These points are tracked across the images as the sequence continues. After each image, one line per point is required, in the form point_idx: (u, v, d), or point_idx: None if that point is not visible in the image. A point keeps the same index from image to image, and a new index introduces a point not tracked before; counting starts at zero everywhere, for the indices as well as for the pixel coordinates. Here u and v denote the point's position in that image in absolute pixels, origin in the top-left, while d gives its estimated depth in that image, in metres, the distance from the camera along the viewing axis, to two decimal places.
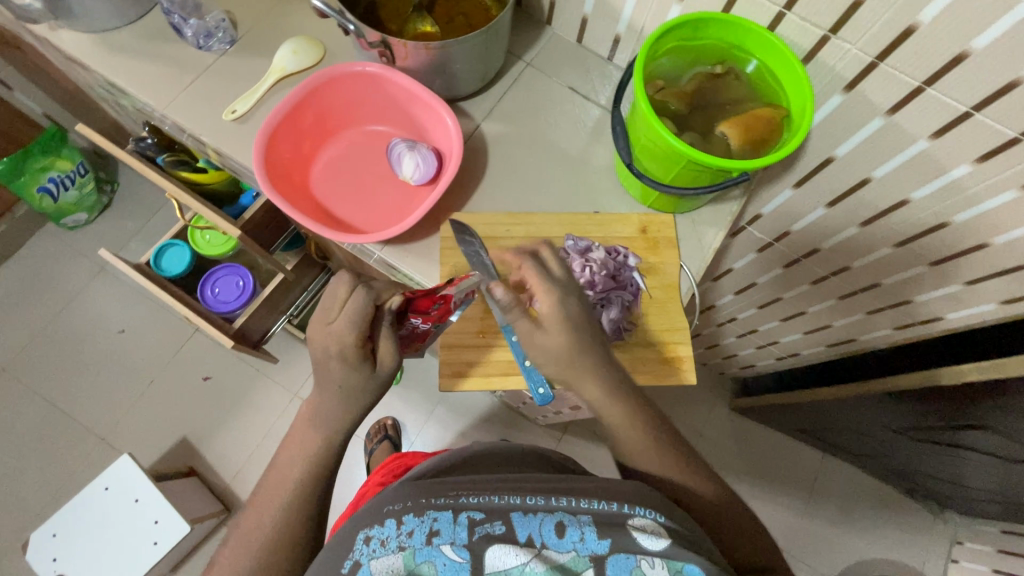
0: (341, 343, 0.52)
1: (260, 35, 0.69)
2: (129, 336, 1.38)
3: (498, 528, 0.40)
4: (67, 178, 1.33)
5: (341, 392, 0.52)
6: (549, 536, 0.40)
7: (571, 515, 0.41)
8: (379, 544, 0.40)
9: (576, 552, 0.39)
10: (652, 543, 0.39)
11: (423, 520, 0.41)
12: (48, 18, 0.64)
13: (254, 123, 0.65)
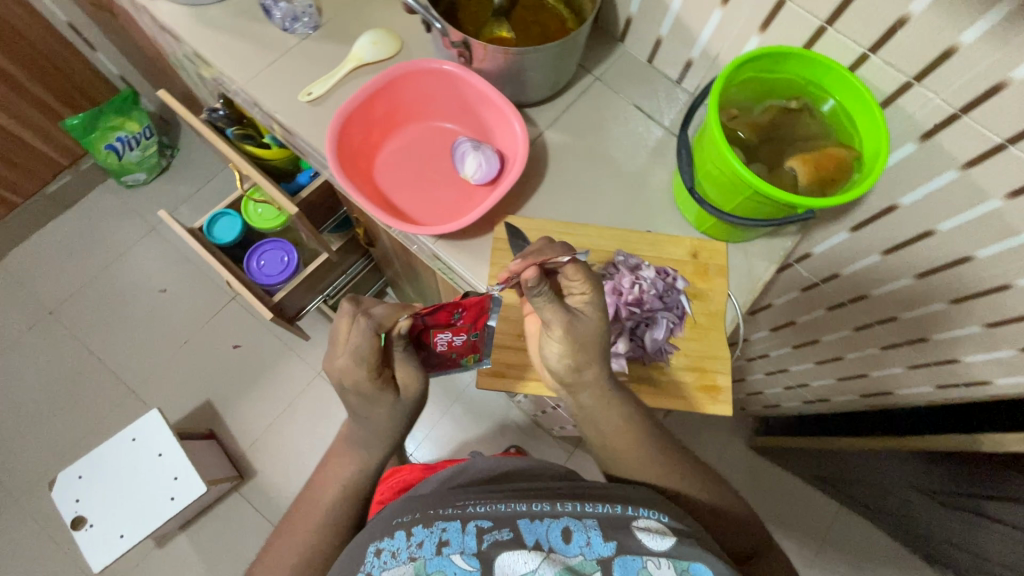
0: (350, 379, 0.54)
1: (341, 22, 0.71)
2: (170, 296, 1.43)
3: (505, 534, 0.44)
4: (134, 139, 1.38)
5: (381, 396, 0.55)
6: (556, 540, 0.43)
7: (575, 525, 0.45)
8: (391, 556, 0.44)
9: (583, 555, 0.42)
10: (658, 543, 0.43)
11: (433, 531, 0.45)
12: None
13: (327, 106, 0.67)
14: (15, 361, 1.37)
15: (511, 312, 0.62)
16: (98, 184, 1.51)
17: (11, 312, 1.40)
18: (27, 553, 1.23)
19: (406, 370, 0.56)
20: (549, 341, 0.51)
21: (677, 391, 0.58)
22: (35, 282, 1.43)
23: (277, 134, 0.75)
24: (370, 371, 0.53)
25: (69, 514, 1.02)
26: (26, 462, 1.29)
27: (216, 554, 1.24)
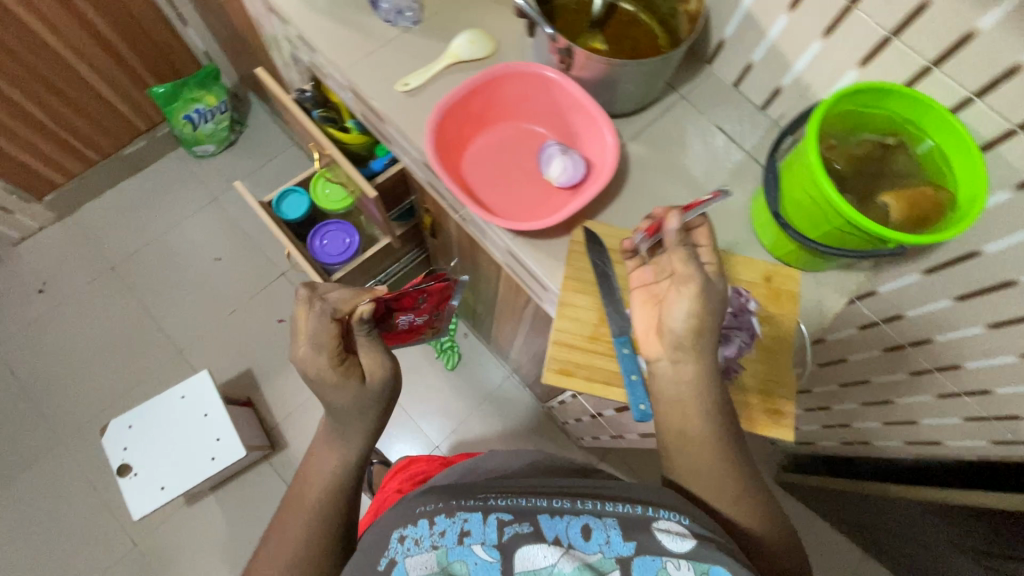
0: (315, 366, 0.63)
1: (443, 20, 0.74)
2: (224, 265, 1.48)
3: (525, 528, 0.44)
4: (210, 112, 1.46)
5: (348, 381, 0.63)
6: (575, 537, 0.44)
7: (594, 523, 0.45)
8: (413, 543, 0.45)
9: (603, 553, 0.43)
10: (678, 544, 0.43)
11: (454, 520, 0.45)
12: None
13: (422, 98, 0.70)
14: (74, 310, 1.42)
15: (583, 313, 0.61)
16: (169, 151, 1.58)
17: (75, 264, 1.46)
18: (66, 494, 1.28)
19: (369, 353, 0.66)
20: (678, 298, 0.52)
21: (739, 410, 0.59)
22: (100, 238, 1.49)
23: (366, 121, 0.79)
24: (331, 356, 0.64)
25: (116, 460, 1.07)
26: (75, 408, 1.34)
27: (241, 518, 1.27)
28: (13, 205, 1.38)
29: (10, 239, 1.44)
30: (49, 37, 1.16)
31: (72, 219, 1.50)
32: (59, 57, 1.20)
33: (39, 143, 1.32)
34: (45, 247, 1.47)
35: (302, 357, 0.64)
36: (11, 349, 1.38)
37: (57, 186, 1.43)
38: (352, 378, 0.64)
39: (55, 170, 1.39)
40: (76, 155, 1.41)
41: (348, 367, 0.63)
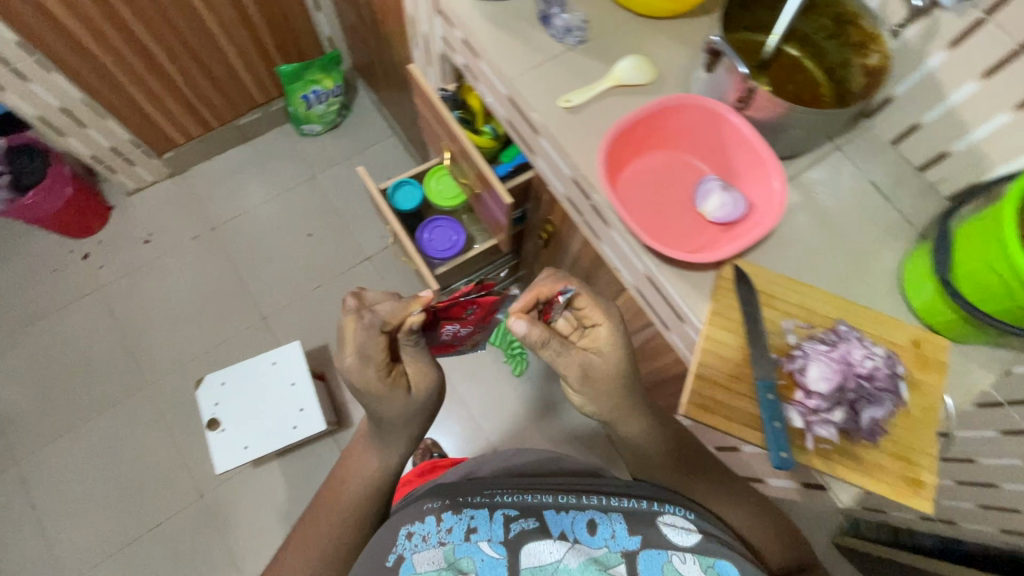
0: (365, 379, 0.66)
1: (608, 42, 0.76)
2: (314, 242, 1.54)
3: (530, 524, 0.57)
4: (326, 94, 1.51)
5: (397, 392, 0.68)
6: (581, 532, 0.56)
7: (601, 521, 0.57)
8: (422, 540, 0.57)
9: (608, 547, 0.54)
10: (682, 538, 0.55)
11: (461, 519, 0.59)
12: None
13: (582, 116, 0.72)
14: (172, 263, 1.49)
15: (726, 350, 0.61)
16: (278, 126, 1.65)
17: (179, 220, 1.54)
18: (144, 437, 1.33)
19: (413, 364, 0.70)
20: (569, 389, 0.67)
21: (877, 474, 0.57)
22: (205, 198, 1.57)
23: (514, 129, 0.81)
24: (380, 369, 0.67)
25: (206, 414, 1.12)
26: (162, 355, 1.41)
27: (301, 487, 1.31)
28: (135, 158, 1.46)
29: (126, 187, 1.52)
30: (201, 7, 1.22)
31: (182, 177, 1.58)
32: (205, 26, 1.26)
33: (170, 104, 1.39)
34: (155, 200, 1.55)
35: (349, 368, 0.66)
36: (114, 291, 1.46)
37: (176, 145, 1.51)
38: (399, 389, 0.68)
39: (178, 130, 1.47)
40: (198, 118, 1.48)
41: (397, 379, 0.68)
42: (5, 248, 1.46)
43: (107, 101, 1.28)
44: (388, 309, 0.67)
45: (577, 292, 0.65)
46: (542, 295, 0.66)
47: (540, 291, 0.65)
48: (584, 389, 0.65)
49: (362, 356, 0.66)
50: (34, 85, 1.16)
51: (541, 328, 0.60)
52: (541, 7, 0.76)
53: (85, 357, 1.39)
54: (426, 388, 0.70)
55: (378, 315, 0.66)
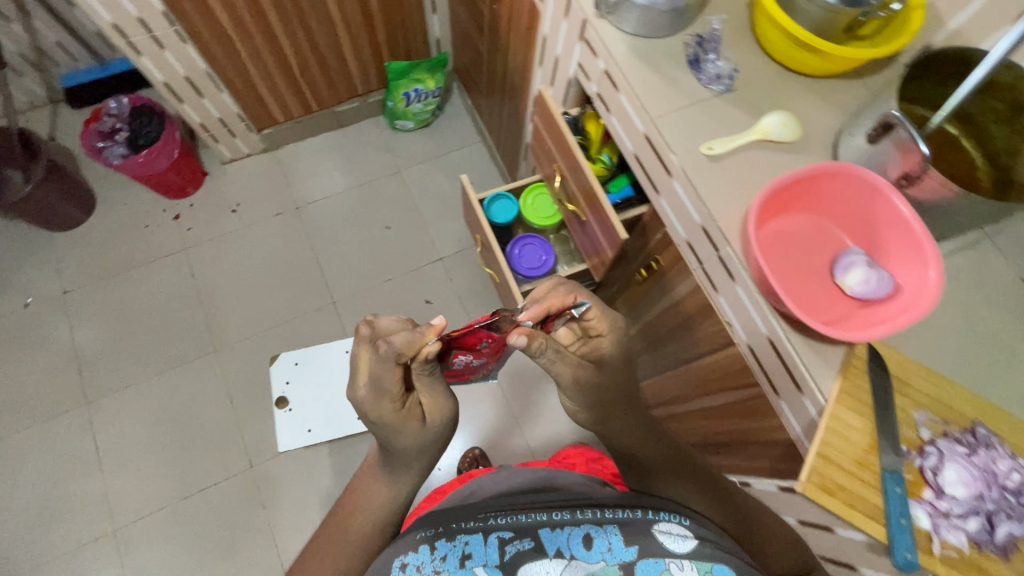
0: (379, 410, 0.68)
1: (756, 93, 0.74)
2: (391, 235, 1.57)
3: (527, 545, 0.61)
4: (426, 94, 1.54)
5: (411, 421, 0.69)
6: (578, 548, 0.60)
7: (597, 534, 0.61)
8: (417, 567, 0.61)
9: (606, 560, 0.59)
10: (677, 545, 0.60)
11: (455, 546, 0.62)
12: (609, 10, 0.76)
13: (722, 166, 0.71)
14: (253, 235, 1.54)
15: (853, 433, 0.59)
16: (371, 116, 1.68)
17: (267, 195, 1.58)
18: (207, 401, 1.37)
19: (430, 398, 0.72)
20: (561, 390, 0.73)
21: None
22: (294, 178, 1.60)
23: (642, 167, 0.80)
24: (393, 401, 0.68)
25: None
26: (234, 324, 1.44)
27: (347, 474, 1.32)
28: (238, 130, 1.51)
29: (223, 157, 1.57)
30: None
31: (275, 154, 1.62)
32: (328, 15, 1.30)
33: (280, 84, 1.43)
34: (246, 173, 1.60)
35: (363, 401, 0.67)
36: (198, 255, 1.50)
37: (275, 123, 1.55)
38: (413, 418, 0.70)
39: (281, 109, 1.51)
40: (301, 101, 1.52)
41: (411, 409, 0.69)
42: (105, 199, 1.53)
43: (226, 74, 1.32)
44: (403, 339, 0.64)
45: (591, 306, 0.69)
46: (553, 309, 0.68)
47: (552, 304, 0.68)
48: (578, 395, 0.71)
49: (376, 388, 0.67)
50: (166, 52, 1.21)
51: (541, 340, 0.64)
52: (690, 50, 0.76)
53: (163, 314, 1.44)
54: (439, 417, 0.72)
55: (393, 345, 0.65)
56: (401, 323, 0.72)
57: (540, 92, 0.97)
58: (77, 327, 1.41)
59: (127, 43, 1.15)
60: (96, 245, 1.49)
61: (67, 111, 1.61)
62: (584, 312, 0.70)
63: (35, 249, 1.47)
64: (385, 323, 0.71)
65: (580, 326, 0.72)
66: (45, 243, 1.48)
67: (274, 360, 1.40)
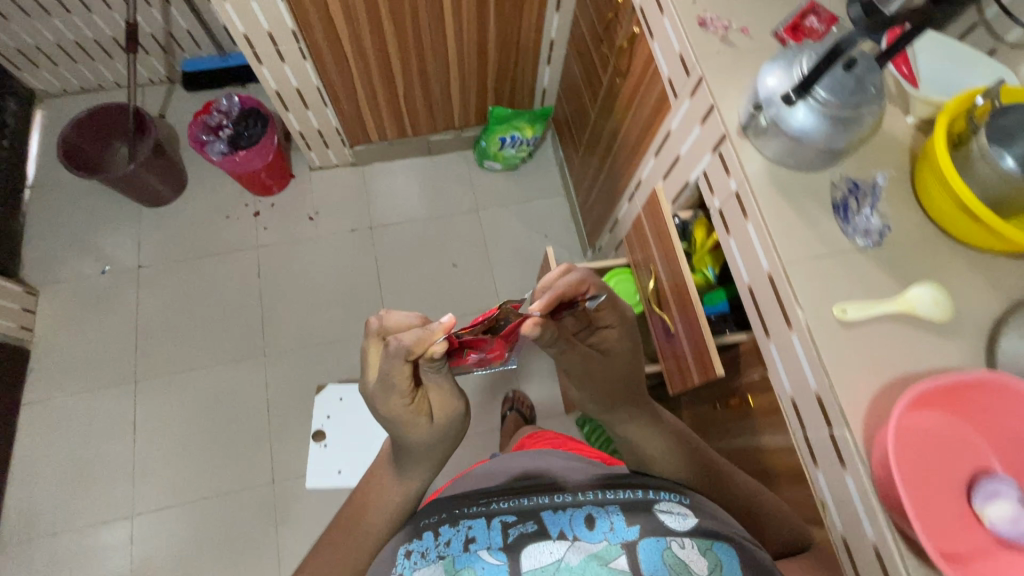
0: (389, 408, 0.64)
1: (906, 254, 0.66)
2: (456, 272, 1.54)
3: (530, 527, 0.53)
4: (521, 141, 1.51)
5: (420, 419, 0.65)
6: (580, 530, 0.52)
7: (598, 514, 0.53)
8: (419, 556, 0.55)
9: (608, 540, 0.51)
10: (677, 524, 0.52)
11: (460, 531, 0.56)
12: (755, 132, 0.70)
13: (854, 334, 0.63)
14: (324, 246, 1.55)
15: None
16: (462, 150, 1.67)
17: (346, 208, 1.59)
18: (245, 404, 1.37)
19: (440, 396, 0.67)
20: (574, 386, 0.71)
21: None
22: (374, 196, 1.61)
23: (754, 302, 0.73)
24: (403, 397, 0.64)
25: None
26: (287, 331, 1.45)
27: None
28: (332, 143, 1.52)
29: (312, 164, 1.59)
30: (450, 35, 1.25)
31: (361, 170, 1.64)
32: (446, 51, 1.29)
33: (382, 108, 1.44)
34: (330, 182, 1.61)
35: (374, 397, 0.64)
36: (269, 254, 1.52)
37: (367, 141, 1.56)
38: (421, 416, 0.65)
39: (377, 130, 1.52)
40: (397, 125, 1.52)
41: (420, 406, 0.65)
42: (195, 183, 1.57)
43: (334, 91, 1.34)
44: (411, 337, 0.59)
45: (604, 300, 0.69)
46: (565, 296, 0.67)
47: (564, 293, 0.66)
48: (584, 385, 0.69)
49: (385, 383, 0.63)
50: (286, 66, 1.23)
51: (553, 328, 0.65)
52: (839, 193, 0.69)
53: (224, 307, 1.46)
54: (449, 417, 0.68)
55: (400, 342, 0.59)
56: (410, 317, 0.65)
57: (655, 193, 0.91)
58: (143, 303, 1.45)
59: (253, 52, 1.17)
60: (178, 225, 1.53)
61: (181, 92, 1.68)
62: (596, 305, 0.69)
63: (123, 219, 1.52)
64: (392, 319, 0.65)
65: (587, 316, 0.71)
66: (133, 215, 1.53)
67: (319, 390, 1.38)
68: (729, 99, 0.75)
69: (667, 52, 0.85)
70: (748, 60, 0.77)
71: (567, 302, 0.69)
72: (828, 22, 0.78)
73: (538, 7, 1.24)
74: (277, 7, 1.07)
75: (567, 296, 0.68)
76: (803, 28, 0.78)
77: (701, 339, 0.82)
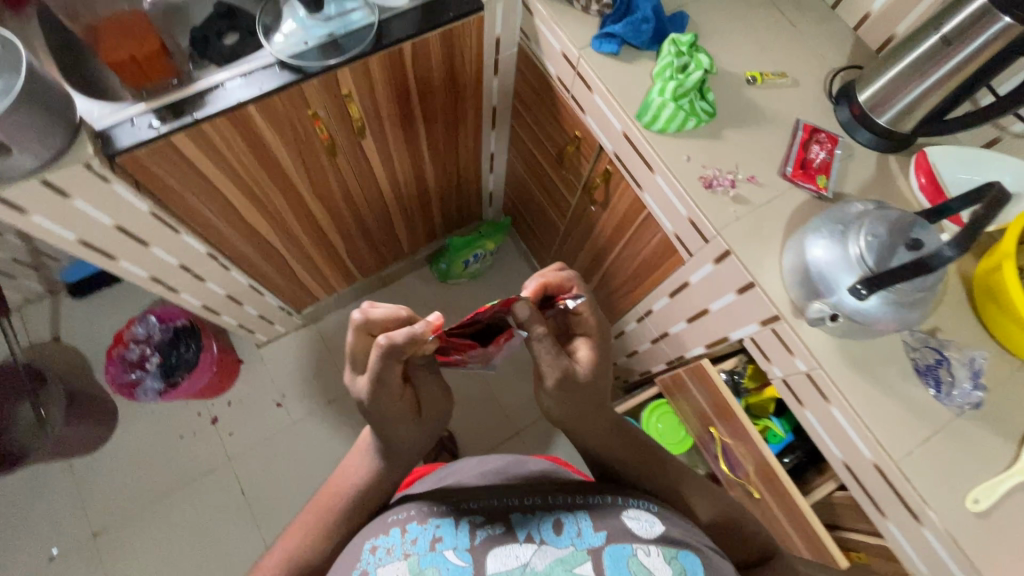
0: (374, 402, 0.61)
1: (1007, 405, 0.62)
2: (459, 410, 1.39)
3: (498, 530, 0.55)
4: (485, 255, 1.40)
5: (409, 415, 0.64)
6: (547, 533, 0.55)
7: (567, 519, 0.56)
8: (384, 554, 0.55)
9: (575, 546, 0.53)
10: (645, 531, 0.55)
11: (426, 529, 0.56)
12: (829, 320, 0.61)
13: (995, 523, 0.58)
14: (305, 433, 1.35)
15: None
16: (419, 269, 1.51)
17: (314, 378, 1.40)
18: None
19: (429, 395, 0.65)
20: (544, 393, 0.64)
21: None
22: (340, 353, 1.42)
23: (856, 480, 0.67)
24: (395, 394, 0.61)
25: None
26: None
27: None
28: (277, 318, 1.32)
29: (258, 341, 1.38)
30: (385, 185, 1.09)
31: (315, 327, 1.44)
32: (383, 201, 1.14)
33: (324, 270, 1.25)
34: (287, 354, 1.41)
35: (360, 390, 0.62)
36: (246, 464, 1.31)
37: (314, 301, 1.37)
38: (410, 409, 0.64)
39: (323, 288, 1.33)
40: (345, 276, 1.34)
41: (410, 403, 0.63)
42: (128, 407, 1.33)
43: (267, 278, 1.14)
44: (401, 336, 0.56)
45: (584, 300, 0.66)
46: (547, 291, 0.68)
47: (547, 283, 0.67)
48: (557, 394, 0.63)
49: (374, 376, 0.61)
50: (208, 282, 1.02)
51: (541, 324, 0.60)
52: (922, 360, 0.63)
53: (215, 547, 1.25)
54: (434, 415, 0.66)
55: (389, 340, 0.57)
56: (393, 309, 0.63)
57: (701, 364, 0.85)
58: None
59: (165, 287, 0.96)
60: (123, 467, 1.28)
61: (69, 301, 1.39)
62: (574, 308, 0.66)
63: (54, 483, 1.26)
64: (378, 311, 0.63)
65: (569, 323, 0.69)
66: (65, 472, 1.27)
67: None
68: (768, 272, 0.67)
69: (669, 210, 0.76)
70: (770, 220, 0.69)
71: (550, 296, 0.68)
72: (830, 145, 0.73)
73: (472, 132, 1.10)
74: (185, 242, 0.88)
75: (551, 290, 0.68)
76: (809, 160, 0.72)
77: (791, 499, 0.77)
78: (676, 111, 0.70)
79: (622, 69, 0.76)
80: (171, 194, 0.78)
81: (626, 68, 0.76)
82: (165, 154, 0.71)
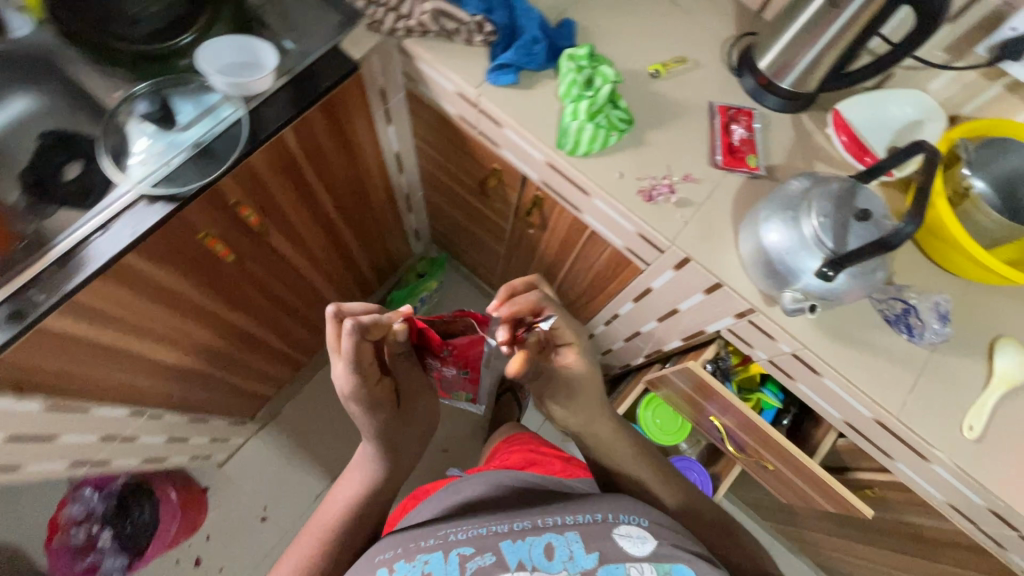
0: (353, 388, 0.59)
1: (967, 327, 0.66)
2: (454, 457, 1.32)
3: (488, 559, 0.52)
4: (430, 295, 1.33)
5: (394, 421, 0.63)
6: (539, 559, 0.52)
7: (557, 542, 0.53)
8: None
9: (567, 569, 0.51)
10: (639, 549, 0.53)
11: (414, 564, 0.52)
12: (809, 303, 0.62)
13: (988, 440, 0.62)
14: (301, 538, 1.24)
15: None
16: None
17: (289, 478, 1.28)
18: None
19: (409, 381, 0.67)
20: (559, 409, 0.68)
21: None
22: (311, 442, 1.31)
23: (860, 434, 0.70)
24: (373, 379, 0.60)
25: None
26: None
27: None
28: (230, 432, 1.19)
29: (217, 461, 1.25)
30: (306, 267, 0.99)
31: (275, 424, 1.32)
32: (307, 282, 1.03)
33: (266, 369, 1.13)
34: (254, 463, 1.28)
35: (339, 379, 0.59)
36: None
37: (265, 400, 1.25)
38: (391, 395, 0.64)
39: (270, 385, 1.21)
40: (290, 365, 1.22)
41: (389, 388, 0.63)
42: None
43: (206, 404, 1.02)
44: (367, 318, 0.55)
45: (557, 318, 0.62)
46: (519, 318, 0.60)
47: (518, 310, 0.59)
48: (565, 405, 0.67)
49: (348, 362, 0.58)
50: (139, 436, 0.89)
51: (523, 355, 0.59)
52: (890, 311, 0.66)
53: None
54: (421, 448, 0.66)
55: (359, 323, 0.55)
56: (364, 306, 0.64)
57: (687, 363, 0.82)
58: None
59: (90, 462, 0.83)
60: None
61: None
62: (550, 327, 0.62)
63: None
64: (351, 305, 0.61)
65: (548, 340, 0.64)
66: None
67: None
68: (732, 270, 0.67)
69: (615, 228, 0.73)
70: (717, 214, 0.68)
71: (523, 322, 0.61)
72: (747, 121, 0.72)
73: (381, 183, 1.02)
74: (97, 413, 0.75)
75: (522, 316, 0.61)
76: (735, 143, 0.71)
77: (800, 466, 0.79)
78: (595, 130, 0.67)
79: (525, 96, 0.72)
80: (62, 374, 0.66)
81: (529, 94, 0.72)
82: (40, 342, 0.60)
